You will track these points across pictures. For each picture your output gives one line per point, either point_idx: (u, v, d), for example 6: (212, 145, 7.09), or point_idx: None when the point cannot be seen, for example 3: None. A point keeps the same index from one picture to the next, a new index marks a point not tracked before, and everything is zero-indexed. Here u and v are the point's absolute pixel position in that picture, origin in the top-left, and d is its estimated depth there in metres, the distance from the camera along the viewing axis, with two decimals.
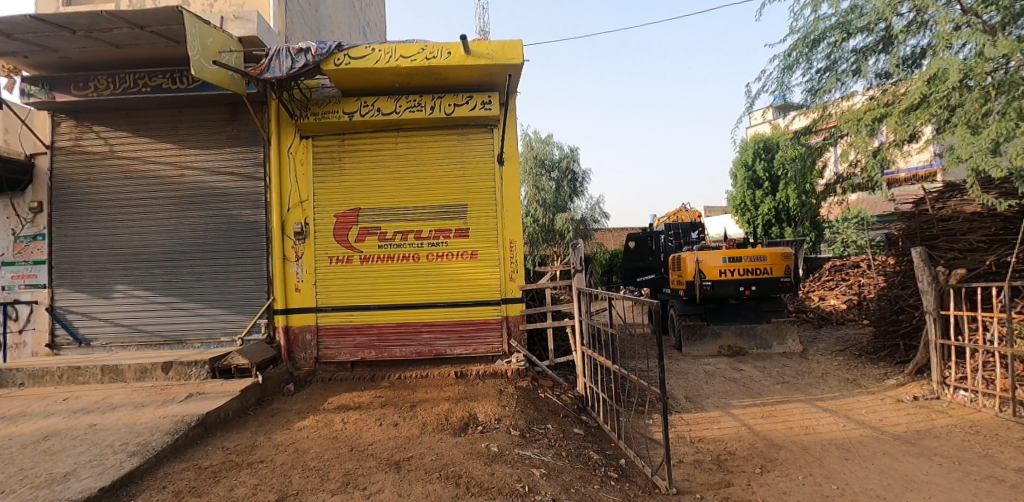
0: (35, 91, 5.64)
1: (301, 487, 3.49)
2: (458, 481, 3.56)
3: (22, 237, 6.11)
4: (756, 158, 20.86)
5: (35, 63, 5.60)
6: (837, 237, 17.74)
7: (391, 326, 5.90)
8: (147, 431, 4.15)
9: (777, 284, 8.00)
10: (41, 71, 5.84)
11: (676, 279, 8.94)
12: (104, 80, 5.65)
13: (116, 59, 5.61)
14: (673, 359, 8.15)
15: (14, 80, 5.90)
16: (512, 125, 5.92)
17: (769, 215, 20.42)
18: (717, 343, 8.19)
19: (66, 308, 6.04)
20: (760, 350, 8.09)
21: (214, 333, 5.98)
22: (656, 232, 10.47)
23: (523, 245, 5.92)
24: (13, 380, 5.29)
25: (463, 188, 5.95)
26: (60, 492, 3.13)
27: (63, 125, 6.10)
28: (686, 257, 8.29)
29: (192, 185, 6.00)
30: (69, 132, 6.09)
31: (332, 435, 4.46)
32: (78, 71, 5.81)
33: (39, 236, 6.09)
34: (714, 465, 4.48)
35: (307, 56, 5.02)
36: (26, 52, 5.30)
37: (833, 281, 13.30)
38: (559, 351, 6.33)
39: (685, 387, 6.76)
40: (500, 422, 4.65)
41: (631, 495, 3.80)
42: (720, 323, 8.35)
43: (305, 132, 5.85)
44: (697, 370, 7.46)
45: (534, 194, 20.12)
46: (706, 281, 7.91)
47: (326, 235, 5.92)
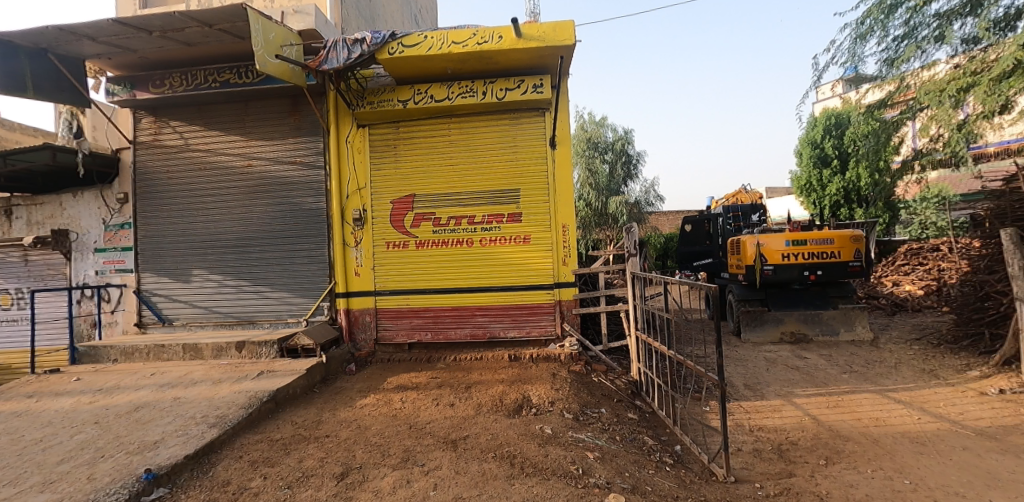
0: (118, 90, 6.14)
1: (363, 461, 3.75)
2: (512, 461, 3.65)
3: (112, 225, 6.65)
4: (825, 135, 19.74)
5: (118, 63, 6.02)
6: (913, 218, 16.41)
7: (446, 309, 6.01)
8: (225, 405, 4.54)
9: (845, 269, 7.50)
10: (123, 70, 6.28)
11: (733, 263, 8.60)
12: (178, 77, 6.01)
13: (187, 57, 5.94)
14: (731, 346, 7.91)
15: (101, 80, 6.36)
16: (564, 107, 5.83)
17: (837, 196, 19.25)
18: (779, 328, 7.88)
19: (151, 290, 6.52)
20: (825, 337, 7.70)
21: (282, 315, 6.30)
22: (714, 214, 10.02)
23: (576, 228, 5.86)
24: (108, 356, 5.82)
25: (514, 172, 5.95)
26: (150, 458, 3.69)
27: (143, 121, 6.53)
28: (746, 240, 7.89)
29: (258, 175, 6.30)
30: (149, 127, 6.51)
31: (392, 413, 4.68)
32: (154, 69, 6.19)
33: (126, 224, 6.61)
34: (774, 454, 4.35)
35: (362, 46, 5.15)
36: (110, 54, 5.72)
37: (908, 265, 12.39)
38: (614, 335, 6.24)
39: (744, 374, 6.52)
40: (554, 405, 4.73)
41: (687, 482, 3.75)
42: (782, 308, 8.01)
43: (362, 121, 5.98)
44: (757, 357, 7.21)
45: (586, 177, 19.87)
46: (767, 265, 7.58)
47: (383, 221, 6.07)
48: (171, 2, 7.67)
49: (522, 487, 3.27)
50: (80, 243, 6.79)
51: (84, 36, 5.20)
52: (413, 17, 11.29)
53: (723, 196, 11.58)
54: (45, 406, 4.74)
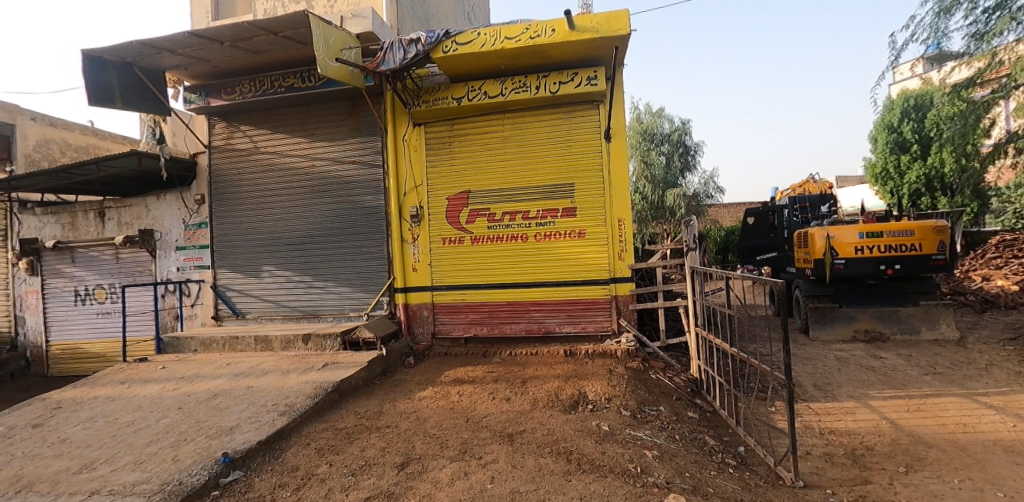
0: (194, 98, 6.56)
1: (422, 452, 3.88)
2: (569, 458, 3.63)
3: (191, 225, 7.12)
4: (903, 119, 18.50)
5: (193, 73, 6.44)
6: (1006, 207, 14.92)
7: (502, 304, 6.06)
8: (293, 394, 4.79)
9: (928, 263, 6.98)
10: (198, 80, 6.71)
11: (800, 258, 8.17)
12: (247, 85, 6.40)
13: (254, 65, 6.27)
14: (799, 344, 7.55)
15: (179, 89, 6.82)
16: (619, 98, 5.71)
17: (918, 183, 17.94)
18: (852, 326, 7.41)
19: (226, 286, 6.95)
20: (904, 336, 7.20)
21: (344, 309, 6.55)
22: (778, 206, 9.56)
23: (633, 223, 5.74)
24: (189, 347, 6.26)
25: (568, 166, 5.90)
26: (227, 443, 3.97)
27: (216, 126, 6.95)
28: (813, 233, 7.53)
29: (320, 175, 6.57)
30: (222, 132, 6.93)
31: (449, 405, 4.80)
32: (225, 76, 6.58)
33: (203, 224, 7.06)
34: (848, 460, 4.10)
35: (417, 46, 5.28)
36: (186, 65, 6.12)
37: (1001, 259, 11.35)
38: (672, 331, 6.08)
39: (813, 374, 6.20)
40: (611, 402, 4.68)
41: (751, 485, 3.59)
42: (855, 305, 7.52)
43: (417, 120, 6.11)
44: (826, 356, 6.84)
45: (642, 171, 19.25)
46: (838, 259, 7.15)
47: (439, 217, 6.18)
48: (240, 14, 8.13)
49: (580, 483, 3.25)
50: (163, 241, 7.31)
51: (164, 49, 5.59)
52: (465, 15, 11.41)
53: (788, 187, 10.92)
54: (135, 392, 5.18)
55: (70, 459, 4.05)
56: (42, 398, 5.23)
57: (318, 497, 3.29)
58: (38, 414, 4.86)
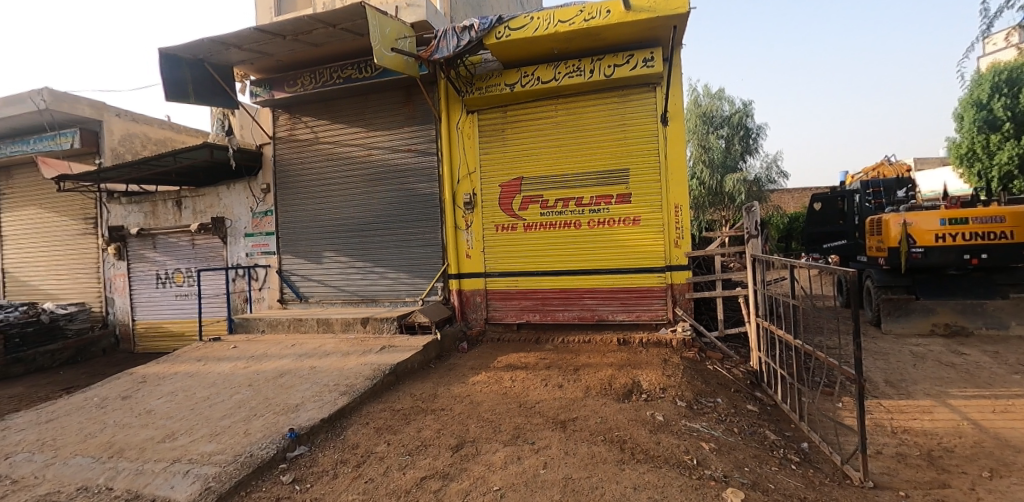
0: (259, 91, 6.87)
1: (476, 435, 3.95)
2: (622, 446, 3.61)
3: (258, 213, 7.48)
4: None
5: (259, 67, 6.73)
6: None
7: (555, 291, 6.05)
8: (353, 376, 4.97)
9: (1021, 252, 6.41)
10: (262, 74, 7.01)
11: (873, 246, 7.78)
12: (308, 77, 6.58)
13: (314, 58, 6.48)
14: (870, 338, 7.17)
15: (246, 83, 7.14)
16: (677, 80, 5.54)
17: (1010, 164, 16.06)
18: (930, 320, 6.99)
19: (290, 270, 7.28)
20: (990, 331, 6.69)
21: (400, 294, 6.73)
22: (848, 191, 9.05)
23: (690, 209, 5.59)
24: (258, 327, 6.61)
25: (623, 151, 5.80)
26: (293, 420, 4.18)
27: (280, 118, 7.25)
28: (886, 220, 7.15)
29: (377, 163, 6.74)
30: (285, 124, 7.22)
31: (502, 391, 4.86)
32: (288, 69, 6.83)
33: (268, 212, 7.40)
34: (923, 461, 3.85)
35: (471, 33, 5.33)
36: (251, 59, 6.40)
37: None
38: (732, 321, 5.93)
39: (885, 369, 5.87)
40: (665, 392, 4.59)
41: (815, 483, 3.41)
42: (933, 297, 7.08)
43: (471, 107, 6.16)
44: (900, 350, 6.47)
45: (699, 155, 17.52)
46: (916, 248, 6.76)
47: (492, 204, 6.22)
48: (301, 9, 8.41)
49: (634, 473, 3.21)
50: (233, 228, 7.72)
51: (232, 45, 5.85)
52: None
53: (861, 170, 10.33)
54: (210, 369, 5.53)
55: (155, 429, 4.38)
56: (130, 372, 5.72)
57: (377, 474, 3.43)
58: (127, 387, 5.33)
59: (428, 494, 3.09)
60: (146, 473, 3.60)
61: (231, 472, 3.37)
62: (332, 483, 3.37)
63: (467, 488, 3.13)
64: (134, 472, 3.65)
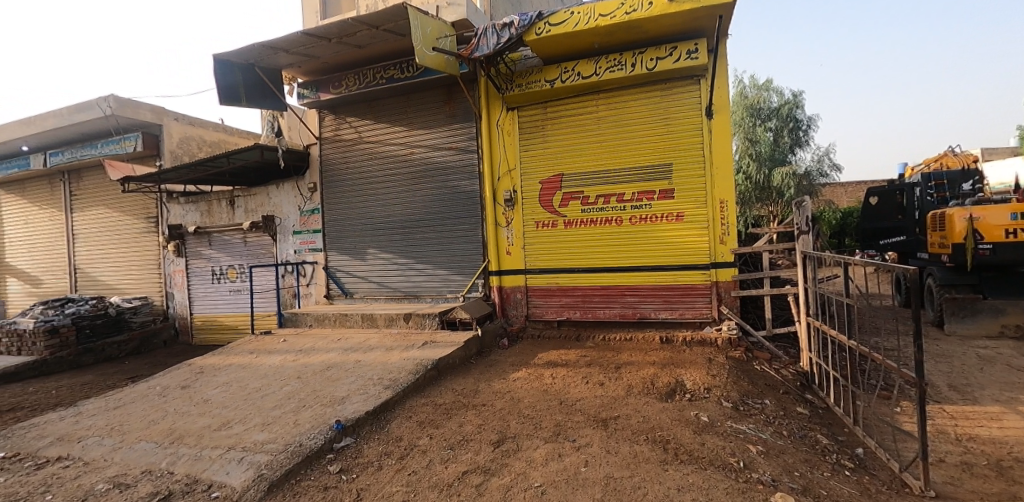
0: (306, 93, 7.12)
1: (516, 431, 3.97)
2: (665, 447, 3.54)
3: (306, 211, 7.72)
4: None
5: (306, 70, 6.97)
6: None
7: (596, 289, 6.02)
8: (396, 370, 5.08)
9: None
10: (309, 76, 7.25)
11: (935, 242, 7.44)
12: (352, 78, 6.78)
13: (358, 59, 6.65)
14: (932, 340, 6.81)
15: (294, 86, 7.39)
16: (722, 71, 5.43)
17: None
18: (998, 321, 6.59)
19: (336, 267, 7.51)
20: None
21: (441, 291, 6.83)
22: (908, 184, 8.67)
23: (736, 204, 5.48)
24: (306, 322, 6.85)
25: (666, 146, 5.74)
26: (340, 412, 4.30)
27: (326, 119, 7.48)
28: (950, 214, 6.78)
29: (419, 161, 6.86)
30: (330, 124, 7.44)
31: (543, 387, 4.86)
32: (333, 71, 7.05)
33: (316, 210, 7.63)
34: (992, 471, 3.62)
35: (511, 30, 5.36)
36: (298, 62, 6.62)
37: None
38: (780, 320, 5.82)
39: (948, 373, 5.57)
40: (710, 393, 4.49)
41: (871, 491, 3.23)
42: (1003, 297, 6.67)
43: (511, 104, 6.19)
44: (965, 353, 6.13)
45: (745, 149, 16.93)
46: (983, 244, 6.44)
47: (532, 201, 6.23)
48: (346, 12, 8.66)
49: (677, 474, 3.15)
50: (282, 226, 7.99)
51: (281, 49, 6.07)
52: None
53: (920, 163, 9.82)
54: (261, 361, 5.76)
55: (211, 418, 4.59)
56: (188, 363, 6.03)
57: (420, 467, 3.49)
58: (186, 377, 5.63)
59: (469, 489, 3.13)
60: (204, 459, 3.78)
61: (281, 461, 3.51)
62: (376, 474, 3.45)
63: (508, 484, 3.15)
64: (194, 458, 3.84)
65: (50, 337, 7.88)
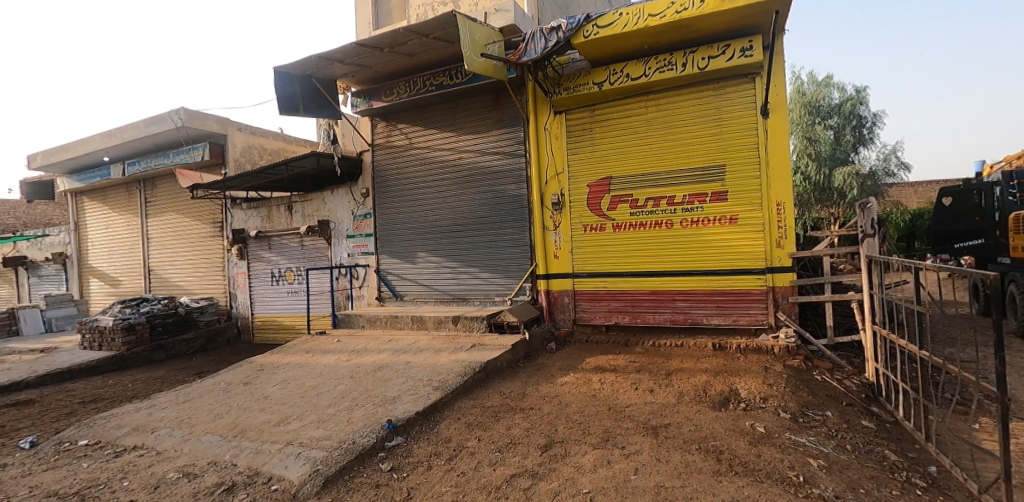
0: (360, 102, 7.47)
1: (565, 436, 3.94)
2: (719, 457, 3.41)
3: (359, 215, 8.02)
4: None
5: (359, 79, 7.24)
6: None
7: (645, 293, 6.04)
8: (445, 372, 5.16)
9: None
10: (361, 85, 7.52)
11: None
12: (403, 86, 7.03)
13: (408, 68, 6.85)
14: (1015, 352, 6.40)
15: (348, 95, 7.71)
16: (779, 68, 5.26)
17: None
18: None
19: (387, 270, 7.75)
20: None
21: (489, 294, 6.95)
22: (985, 184, 8.24)
23: (794, 206, 5.31)
24: (358, 323, 7.09)
25: (718, 147, 5.64)
26: (391, 411, 4.40)
27: (378, 126, 7.76)
28: None
29: (468, 166, 6.98)
30: (382, 131, 7.71)
31: (591, 393, 4.82)
32: (384, 79, 7.28)
33: (368, 215, 7.91)
34: None
35: (559, 33, 5.37)
36: (352, 72, 6.87)
37: None
38: (842, 329, 5.65)
39: None
40: (767, 402, 4.32)
41: None
42: None
43: (559, 108, 6.28)
44: None
45: (803, 148, 16.23)
46: None
47: (580, 205, 6.29)
48: (397, 22, 8.94)
49: (732, 486, 3.02)
50: (336, 230, 8.31)
51: (337, 60, 6.33)
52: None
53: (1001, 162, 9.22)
54: (317, 360, 6.00)
55: (271, 413, 4.80)
56: (250, 361, 6.35)
57: (469, 468, 3.53)
58: (248, 374, 5.92)
59: (518, 492, 3.13)
60: (264, 453, 3.95)
61: (336, 457, 3.63)
62: (427, 474, 3.52)
63: (556, 489, 3.13)
64: (256, 451, 4.01)
65: (127, 333, 8.43)
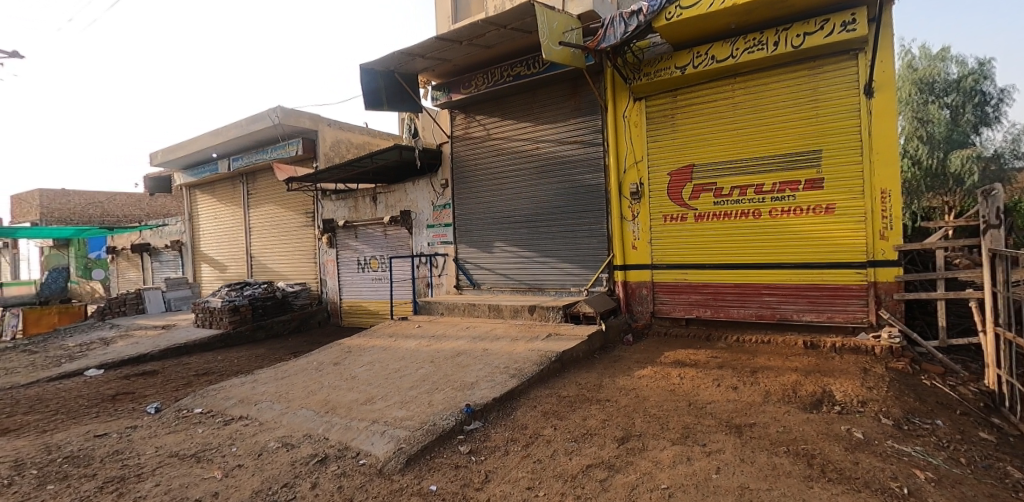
0: (440, 95, 7.79)
1: (643, 430, 3.86)
2: (811, 462, 3.16)
3: (438, 206, 8.35)
4: None
5: (439, 73, 7.48)
6: None
7: (729, 285, 5.77)
8: (521, 360, 5.22)
9: None
10: (441, 78, 7.78)
11: None
12: (481, 78, 7.24)
13: (487, 59, 6.99)
14: None
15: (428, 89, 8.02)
16: (888, 41, 4.75)
17: None
18: None
19: (466, 259, 8.03)
20: None
21: (566, 284, 7.01)
22: None
23: (902, 194, 4.81)
24: (437, 310, 7.40)
25: (814, 130, 5.25)
26: (469, 396, 4.53)
27: (458, 118, 8.02)
28: None
29: (545, 155, 7.07)
30: (461, 123, 7.97)
31: (670, 387, 4.69)
32: (463, 72, 7.51)
33: (446, 205, 8.22)
34: None
35: (639, 17, 5.20)
36: (433, 65, 7.09)
37: None
38: (957, 330, 5.09)
39: None
40: (865, 407, 3.96)
41: None
42: None
43: (638, 94, 6.16)
44: None
45: (912, 131, 14.61)
46: None
47: (660, 194, 6.13)
48: (476, 14, 9.12)
49: (824, 494, 2.78)
50: (417, 220, 8.69)
51: (418, 55, 6.56)
52: None
53: None
54: (399, 344, 6.31)
55: (358, 393, 5.10)
56: (339, 342, 6.81)
57: (545, 456, 3.55)
58: (337, 355, 6.34)
59: (594, 482, 3.11)
60: (353, 429, 4.20)
61: (418, 437, 3.78)
62: (503, 459, 3.58)
63: (633, 483, 3.06)
64: (345, 427, 4.28)
65: (232, 314, 9.29)
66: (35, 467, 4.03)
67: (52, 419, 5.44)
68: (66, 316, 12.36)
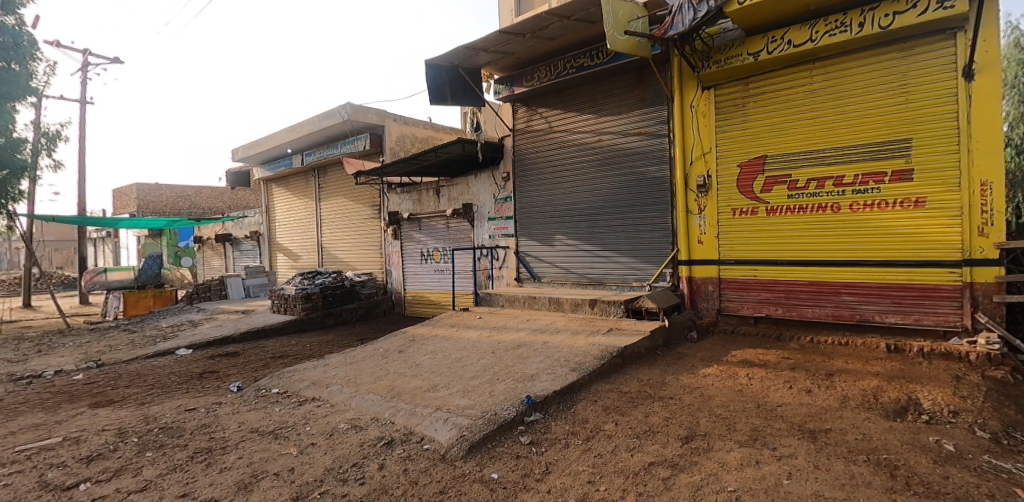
0: (502, 89, 7.93)
1: (708, 430, 3.75)
2: (895, 474, 2.95)
3: (500, 199, 8.48)
4: None
5: (502, 66, 7.57)
6: None
7: (804, 283, 5.51)
8: (582, 354, 5.21)
9: None
10: (503, 72, 7.87)
11: None
12: (543, 71, 7.29)
13: (551, 51, 7.01)
14: None
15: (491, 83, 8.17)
16: (995, 17, 4.28)
17: None
18: None
19: (527, 251, 8.09)
20: None
21: (627, 278, 6.92)
22: None
23: (1007, 186, 4.34)
24: (498, 302, 7.51)
25: (903, 117, 4.86)
26: (530, 388, 4.57)
27: (519, 111, 8.09)
28: None
29: (608, 148, 7.00)
30: (522, 116, 8.04)
31: (737, 388, 4.52)
32: (525, 65, 7.58)
33: (508, 198, 8.34)
34: None
35: (709, 2, 4.95)
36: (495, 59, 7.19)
37: None
38: None
39: None
40: (958, 418, 3.63)
41: None
42: None
43: (707, 83, 5.96)
44: None
45: (1015, 117, 9.55)
46: None
47: (728, 187, 5.91)
48: (539, 7, 9.12)
49: None
50: (479, 213, 8.88)
51: (482, 49, 6.67)
52: None
53: None
54: (461, 335, 6.47)
55: (423, 380, 5.27)
56: (404, 331, 7.08)
57: (606, 451, 3.54)
58: (402, 343, 6.60)
59: (657, 480, 3.07)
60: (417, 415, 4.35)
61: (479, 426, 3.86)
62: (564, 451, 3.60)
63: (698, 483, 2.99)
64: (410, 413, 4.44)
65: (305, 301, 9.82)
66: (136, 435, 4.48)
67: (151, 392, 6.02)
68: (161, 298, 13.57)
